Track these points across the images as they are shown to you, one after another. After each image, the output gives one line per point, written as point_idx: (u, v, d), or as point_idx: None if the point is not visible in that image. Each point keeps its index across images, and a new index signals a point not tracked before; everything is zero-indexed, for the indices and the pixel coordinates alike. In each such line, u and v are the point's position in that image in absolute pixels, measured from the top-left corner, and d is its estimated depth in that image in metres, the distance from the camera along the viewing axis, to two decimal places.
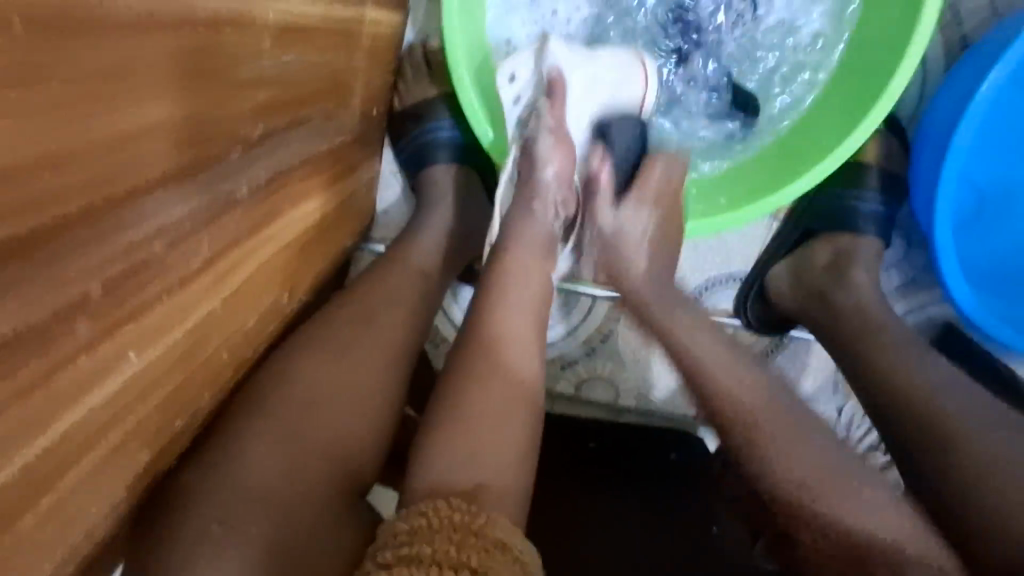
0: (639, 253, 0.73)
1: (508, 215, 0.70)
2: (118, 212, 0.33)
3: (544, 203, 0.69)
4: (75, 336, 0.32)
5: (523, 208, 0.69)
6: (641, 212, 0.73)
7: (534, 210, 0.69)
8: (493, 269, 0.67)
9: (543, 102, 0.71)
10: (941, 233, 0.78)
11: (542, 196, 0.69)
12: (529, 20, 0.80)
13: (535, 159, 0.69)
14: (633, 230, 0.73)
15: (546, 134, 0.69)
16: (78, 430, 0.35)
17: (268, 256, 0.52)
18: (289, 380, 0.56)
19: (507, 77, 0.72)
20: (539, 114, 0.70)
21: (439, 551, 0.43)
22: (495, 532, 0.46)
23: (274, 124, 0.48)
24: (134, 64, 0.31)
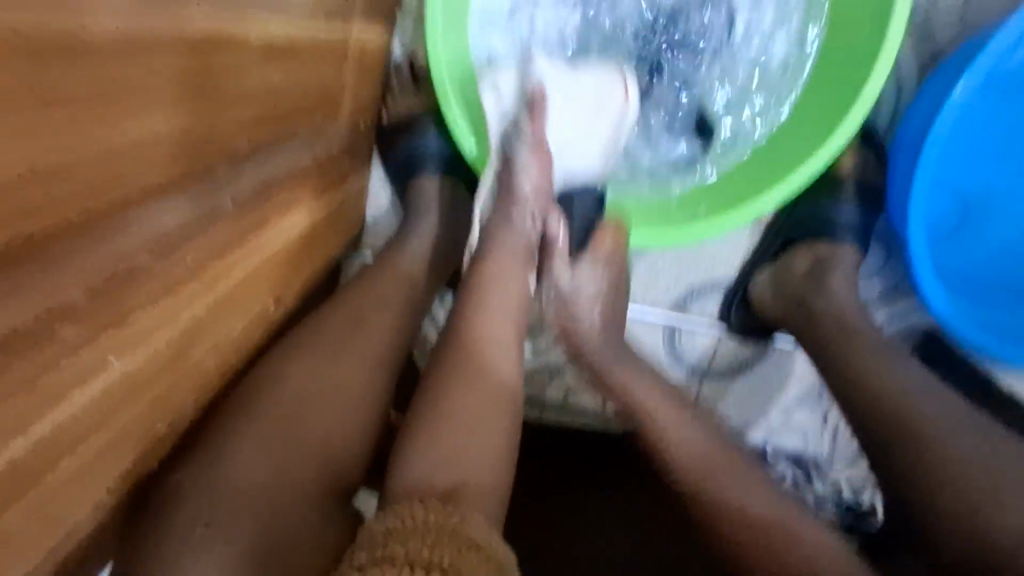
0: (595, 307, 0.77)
1: (487, 223, 0.72)
2: (108, 221, 0.34)
3: (523, 212, 0.71)
4: (68, 338, 0.34)
5: (504, 218, 0.71)
6: (597, 268, 0.78)
7: (513, 219, 0.71)
8: (475, 276, 0.69)
9: (524, 116, 0.72)
10: (914, 241, 0.80)
11: (521, 207, 0.71)
12: (507, 36, 0.83)
13: (513, 170, 0.71)
14: (587, 289, 0.77)
15: (524, 148, 0.71)
16: (69, 431, 0.36)
17: (257, 264, 0.54)
18: (276, 384, 0.57)
19: (490, 90, 0.74)
20: (518, 127, 0.72)
21: (413, 551, 0.44)
22: (468, 533, 0.47)
23: (261, 138, 0.50)
24: (130, 84, 0.33)
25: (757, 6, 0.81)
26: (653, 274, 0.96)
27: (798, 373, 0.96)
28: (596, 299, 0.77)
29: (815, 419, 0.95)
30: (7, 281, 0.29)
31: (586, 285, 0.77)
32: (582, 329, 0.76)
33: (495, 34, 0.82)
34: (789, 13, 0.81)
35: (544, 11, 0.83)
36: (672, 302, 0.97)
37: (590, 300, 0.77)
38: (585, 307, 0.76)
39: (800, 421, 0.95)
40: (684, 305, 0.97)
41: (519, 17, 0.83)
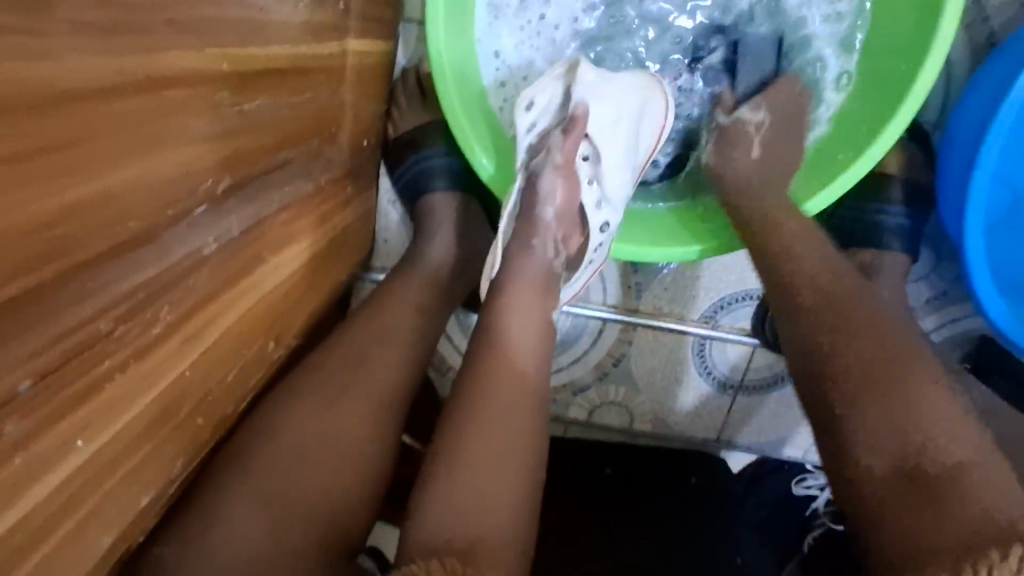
0: (757, 138, 0.70)
1: (507, 247, 0.67)
2: (56, 296, 0.29)
3: (544, 238, 0.66)
4: (14, 431, 0.28)
5: (524, 240, 0.66)
6: (759, 109, 0.72)
7: (534, 243, 0.66)
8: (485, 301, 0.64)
9: (556, 136, 0.67)
10: (970, 249, 0.73)
11: (542, 232, 0.66)
12: (516, 28, 0.76)
13: (536, 194, 0.67)
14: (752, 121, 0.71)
15: (551, 169, 0.67)
16: (26, 526, 0.31)
17: (249, 308, 0.50)
18: (277, 433, 0.53)
19: (525, 103, 0.70)
20: (548, 148, 0.67)
21: None
22: None
23: (246, 172, 0.46)
24: (76, 137, 0.28)
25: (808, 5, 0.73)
26: (682, 288, 0.93)
27: None
28: (761, 130, 0.71)
29: None
30: None
31: (743, 120, 0.72)
32: (740, 168, 0.70)
33: (505, 27, 0.75)
34: (844, 14, 0.72)
35: (561, 3, 0.77)
36: (701, 315, 0.93)
37: (756, 130, 0.71)
38: (744, 139, 0.71)
39: None
40: (714, 318, 0.93)
41: (530, 9, 0.76)
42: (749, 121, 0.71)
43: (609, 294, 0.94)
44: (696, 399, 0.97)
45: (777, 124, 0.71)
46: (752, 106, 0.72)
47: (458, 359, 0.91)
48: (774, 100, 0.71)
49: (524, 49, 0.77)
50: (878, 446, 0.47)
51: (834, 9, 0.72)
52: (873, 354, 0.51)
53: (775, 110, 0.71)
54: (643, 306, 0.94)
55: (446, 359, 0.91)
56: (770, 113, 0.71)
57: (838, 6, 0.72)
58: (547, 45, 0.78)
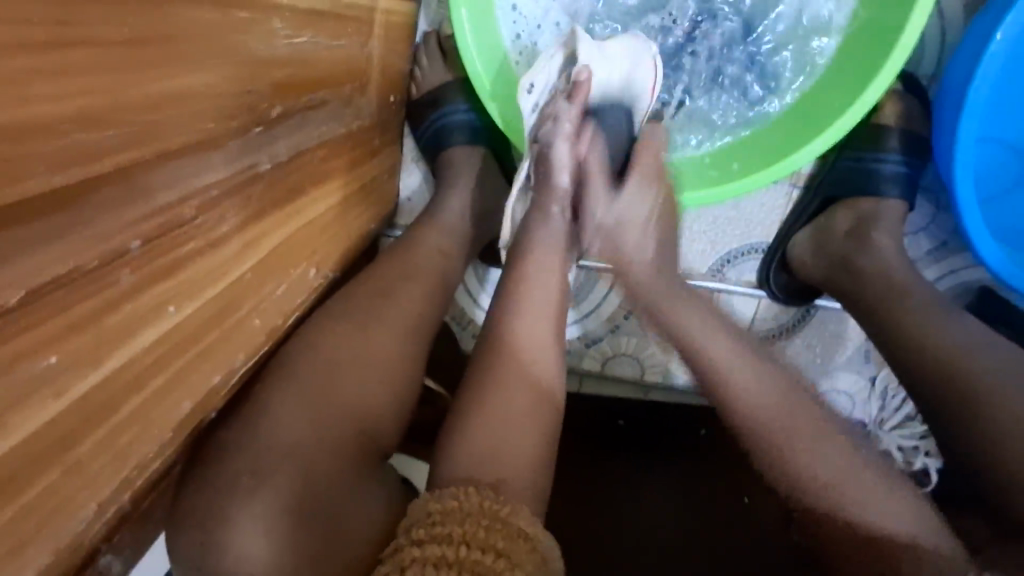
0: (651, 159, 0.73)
1: (525, 218, 0.71)
2: (156, 174, 0.35)
3: (560, 206, 0.71)
4: (127, 280, 0.35)
5: (542, 211, 0.71)
6: (647, 189, 0.73)
7: (551, 212, 0.71)
8: (512, 251, 0.70)
9: (562, 104, 0.71)
10: (961, 191, 0.76)
11: (559, 201, 0.71)
12: None
13: (551, 164, 0.70)
14: (639, 211, 0.72)
15: (563, 139, 0.70)
16: (128, 371, 0.37)
17: (294, 232, 0.56)
18: (317, 349, 0.59)
19: (527, 88, 0.71)
20: (556, 117, 0.71)
21: (468, 532, 0.45)
22: (520, 524, 0.47)
23: (294, 103, 0.51)
24: (167, 34, 0.34)
25: None
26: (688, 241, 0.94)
27: (852, 334, 0.94)
28: (647, 225, 0.72)
29: (860, 382, 0.95)
30: (76, 212, 0.30)
31: (632, 210, 0.72)
32: (631, 236, 0.71)
33: None
34: None
35: None
36: (709, 269, 0.95)
37: (641, 225, 0.72)
38: (636, 233, 0.71)
39: (843, 385, 0.95)
40: (722, 271, 0.95)
41: None
42: (638, 210, 0.72)
43: None
44: None
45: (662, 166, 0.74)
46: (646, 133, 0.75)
47: (481, 315, 0.95)
48: (645, 165, 0.73)
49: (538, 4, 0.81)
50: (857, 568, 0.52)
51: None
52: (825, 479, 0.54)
53: (660, 187, 0.73)
54: None
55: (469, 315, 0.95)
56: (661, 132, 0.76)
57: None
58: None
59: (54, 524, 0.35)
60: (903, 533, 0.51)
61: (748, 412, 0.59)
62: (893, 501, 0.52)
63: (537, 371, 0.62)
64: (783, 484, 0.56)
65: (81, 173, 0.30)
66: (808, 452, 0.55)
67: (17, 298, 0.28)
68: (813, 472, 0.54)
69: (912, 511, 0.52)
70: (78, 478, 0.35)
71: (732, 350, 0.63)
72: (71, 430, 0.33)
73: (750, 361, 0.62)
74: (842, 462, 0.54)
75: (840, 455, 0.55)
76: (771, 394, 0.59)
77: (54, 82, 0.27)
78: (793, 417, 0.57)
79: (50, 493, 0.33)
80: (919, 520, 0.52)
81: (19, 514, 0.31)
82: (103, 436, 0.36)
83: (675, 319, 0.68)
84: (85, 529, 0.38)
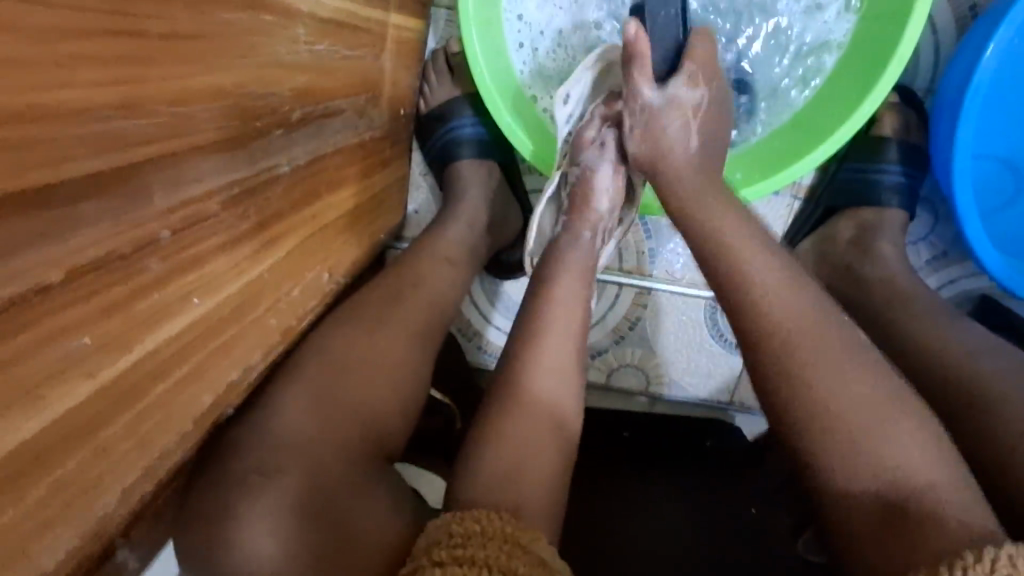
0: (693, 122, 0.66)
1: (557, 238, 0.72)
2: (186, 166, 0.37)
3: (592, 228, 0.72)
4: (155, 269, 0.36)
5: (574, 232, 0.72)
6: (696, 85, 0.66)
7: (584, 234, 0.72)
8: (544, 266, 0.71)
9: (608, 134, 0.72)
10: (960, 200, 0.77)
11: (593, 225, 0.72)
12: None
13: (590, 190, 0.73)
14: (684, 103, 0.66)
15: (604, 168, 0.73)
16: (152, 361, 0.37)
17: (309, 234, 0.57)
18: (329, 353, 0.59)
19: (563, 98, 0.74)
20: (601, 144, 0.72)
21: (491, 557, 0.44)
22: (541, 552, 0.47)
23: (313, 109, 0.53)
24: (199, 34, 0.35)
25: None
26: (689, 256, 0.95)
27: None
28: (694, 115, 0.67)
29: None
30: (113, 197, 0.32)
31: (682, 99, 0.66)
32: (678, 156, 0.66)
33: None
34: None
35: None
36: None
37: (688, 113, 0.67)
38: (679, 126, 0.66)
39: None
40: None
41: None
42: (680, 99, 0.66)
43: (624, 261, 1.00)
44: (709, 361, 1.01)
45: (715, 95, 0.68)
46: (688, 79, 0.66)
47: (500, 337, 0.95)
48: (696, 67, 0.66)
49: (543, 14, 0.83)
50: (860, 492, 0.46)
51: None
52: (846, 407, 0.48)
53: (710, 83, 0.67)
54: (657, 272, 1.00)
55: (489, 339, 0.95)
56: (705, 91, 0.67)
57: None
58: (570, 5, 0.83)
59: (79, 507, 0.35)
60: (919, 482, 0.45)
61: (774, 324, 0.53)
62: (914, 441, 0.46)
63: (547, 376, 0.62)
64: (785, 369, 0.51)
65: (118, 160, 0.31)
66: (824, 387, 0.49)
67: (54, 279, 0.29)
68: (837, 402, 0.49)
69: (933, 458, 0.46)
70: (101, 465, 0.36)
71: (779, 270, 0.57)
72: (100, 413, 0.34)
73: (790, 287, 0.55)
74: (854, 385, 0.49)
75: (865, 387, 0.49)
76: (804, 309, 0.54)
77: (96, 69, 0.29)
78: (813, 330, 0.52)
79: (76, 474, 0.34)
80: (947, 477, 0.45)
81: (47, 493, 0.32)
82: (125, 424, 0.37)
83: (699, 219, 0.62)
84: (112, 515, 0.38)
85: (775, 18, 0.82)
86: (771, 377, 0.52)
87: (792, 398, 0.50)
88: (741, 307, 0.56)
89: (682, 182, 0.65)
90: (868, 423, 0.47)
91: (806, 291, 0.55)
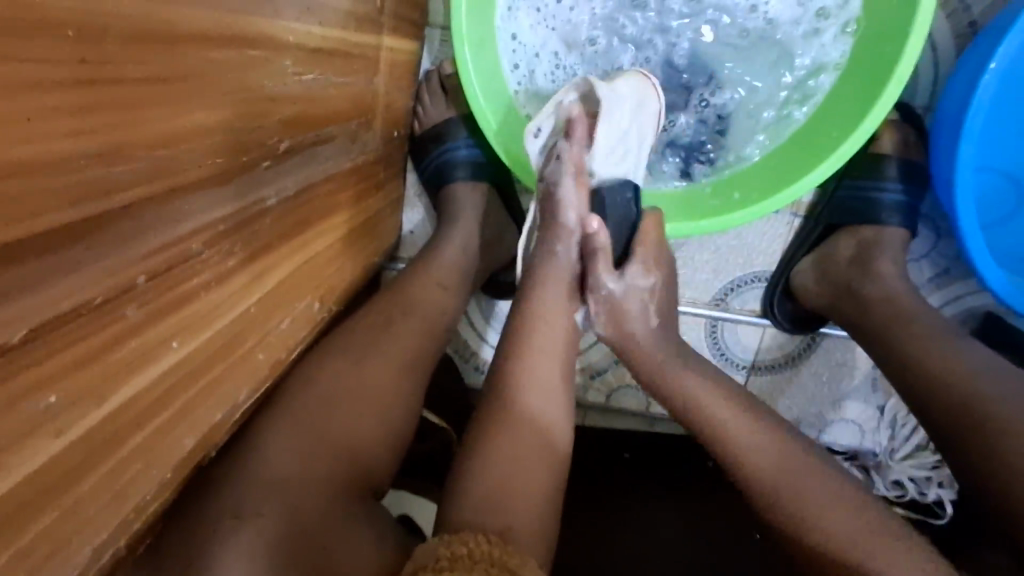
0: (650, 305, 0.68)
1: (534, 254, 0.69)
2: (167, 207, 0.36)
3: (567, 246, 0.67)
4: (134, 315, 0.35)
5: (547, 248, 0.68)
6: (649, 272, 0.69)
7: (557, 250, 0.67)
8: (526, 281, 0.68)
9: (564, 145, 0.65)
10: (962, 218, 0.76)
11: (565, 240, 0.67)
12: (533, 10, 0.81)
13: (557, 203, 0.67)
14: (637, 286, 0.68)
15: (568, 178, 0.66)
16: (130, 408, 0.36)
17: (300, 264, 0.56)
18: (317, 385, 0.58)
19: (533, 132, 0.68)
20: (558, 158, 0.66)
21: None
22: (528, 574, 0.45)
23: (302, 139, 0.52)
24: (180, 73, 0.34)
25: (792, 21, 0.81)
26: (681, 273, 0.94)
27: (858, 362, 0.93)
28: (650, 297, 0.69)
29: (868, 411, 0.94)
30: (90, 244, 0.31)
31: (636, 286, 0.68)
32: (647, 356, 0.67)
33: (522, 9, 0.80)
34: (828, 13, 0.79)
35: None
36: (712, 298, 0.94)
37: (644, 298, 0.68)
38: (637, 305, 0.68)
39: (852, 414, 0.94)
40: (724, 301, 0.95)
41: None
42: (639, 286, 0.68)
43: None
44: None
45: (663, 291, 0.70)
46: (643, 267, 0.69)
47: (490, 352, 0.93)
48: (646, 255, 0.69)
49: (539, 30, 0.82)
50: None
51: (822, 4, 0.79)
52: (845, 541, 0.53)
53: (660, 271, 0.70)
54: None
55: (479, 353, 0.94)
56: (658, 278, 0.69)
57: (825, 2, 0.79)
58: (564, 25, 0.83)
59: (54, 562, 0.34)
60: None
61: (763, 490, 0.58)
62: (914, 571, 0.51)
63: (536, 401, 0.61)
64: (779, 491, 0.57)
65: (92, 209, 0.30)
66: (822, 513, 0.55)
67: (23, 335, 0.28)
68: (834, 536, 0.54)
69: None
70: (78, 516, 0.35)
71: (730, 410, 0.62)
72: (75, 466, 0.33)
73: (750, 425, 0.61)
74: (851, 517, 0.55)
75: (854, 520, 0.54)
76: (780, 457, 0.59)
77: (69, 119, 0.28)
78: (794, 466, 0.58)
79: (51, 530, 0.33)
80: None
81: (18, 554, 0.31)
82: (103, 473, 0.35)
83: (691, 403, 0.64)
84: (85, 571, 0.37)
85: (774, 42, 0.81)
86: (776, 517, 0.57)
87: (793, 536, 0.56)
88: (727, 460, 0.61)
89: (646, 368, 0.67)
90: (877, 550, 0.53)
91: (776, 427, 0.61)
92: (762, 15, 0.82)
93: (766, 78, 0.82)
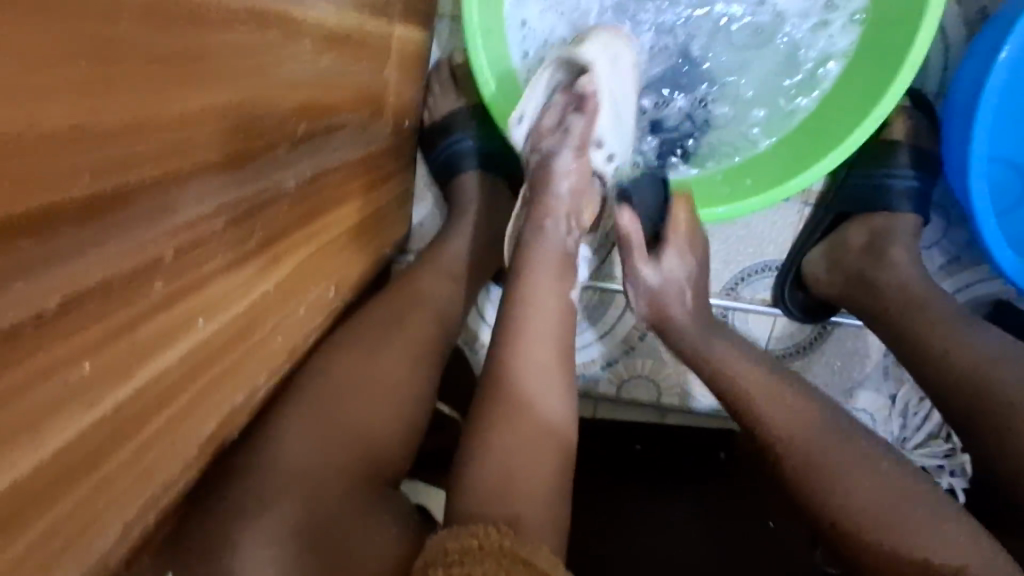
0: (686, 287, 0.73)
1: (523, 232, 0.69)
2: (185, 186, 0.36)
3: (557, 220, 0.68)
4: (156, 293, 0.35)
5: (537, 223, 0.68)
6: (684, 256, 0.74)
7: (546, 225, 0.68)
8: (513, 266, 0.68)
9: (575, 119, 0.68)
10: (976, 202, 0.76)
11: (555, 213, 0.68)
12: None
13: (552, 174, 0.68)
14: (673, 272, 0.73)
15: (568, 152, 0.68)
16: (152, 389, 0.37)
17: (314, 251, 0.56)
18: (330, 373, 0.58)
19: (518, 118, 0.71)
20: (566, 129, 0.68)
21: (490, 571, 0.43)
22: (539, 564, 0.45)
23: (317, 125, 0.52)
24: (200, 51, 0.35)
25: (800, 12, 0.80)
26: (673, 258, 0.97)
27: (868, 348, 0.93)
28: (687, 284, 0.74)
29: (880, 399, 0.93)
30: (117, 220, 0.31)
31: (675, 274, 0.74)
32: (677, 313, 0.72)
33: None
34: (838, 4, 0.78)
35: None
36: (722, 288, 0.94)
37: (681, 285, 0.73)
38: (675, 291, 0.73)
39: (863, 402, 0.94)
40: (735, 290, 0.94)
41: None
42: (672, 272, 0.73)
43: None
44: None
45: (699, 260, 0.75)
46: (675, 250, 0.74)
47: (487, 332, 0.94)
48: (683, 239, 0.74)
49: (548, 17, 0.82)
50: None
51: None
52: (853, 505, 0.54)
53: (694, 250, 0.75)
54: None
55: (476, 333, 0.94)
56: (694, 259, 0.75)
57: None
58: (572, 11, 0.82)
59: (81, 541, 0.34)
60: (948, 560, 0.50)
61: (775, 426, 0.61)
62: (930, 519, 0.52)
63: (541, 387, 0.61)
64: (794, 445, 0.59)
65: (117, 183, 0.30)
66: (841, 459, 0.57)
67: (52, 308, 0.28)
68: (849, 487, 0.55)
69: (969, 534, 0.52)
70: (104, 497, 0.35)
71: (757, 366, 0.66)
72: (100, 445, 0.33)
73: (776, 384, 0.64)
74: (865, 468, 0.56)
75: (871, 470, 0.56)
76: (799, 409, 0.61)
77: (92, 90, 0.28)
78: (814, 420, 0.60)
79: (76, 511, 0.33)
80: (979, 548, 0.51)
81: (45, 533, 0.31)
82: (126, 455, 0.36)
83: (711, 354, 0.68)
84: (111, 549, 0.37)
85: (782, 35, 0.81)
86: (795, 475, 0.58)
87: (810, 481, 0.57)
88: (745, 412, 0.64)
89: (686, 338, 0.71)
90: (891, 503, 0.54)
91: (799, 385, 0.64)
92: (771, 8, 0.80)
93: (774, 66, 0.81)
